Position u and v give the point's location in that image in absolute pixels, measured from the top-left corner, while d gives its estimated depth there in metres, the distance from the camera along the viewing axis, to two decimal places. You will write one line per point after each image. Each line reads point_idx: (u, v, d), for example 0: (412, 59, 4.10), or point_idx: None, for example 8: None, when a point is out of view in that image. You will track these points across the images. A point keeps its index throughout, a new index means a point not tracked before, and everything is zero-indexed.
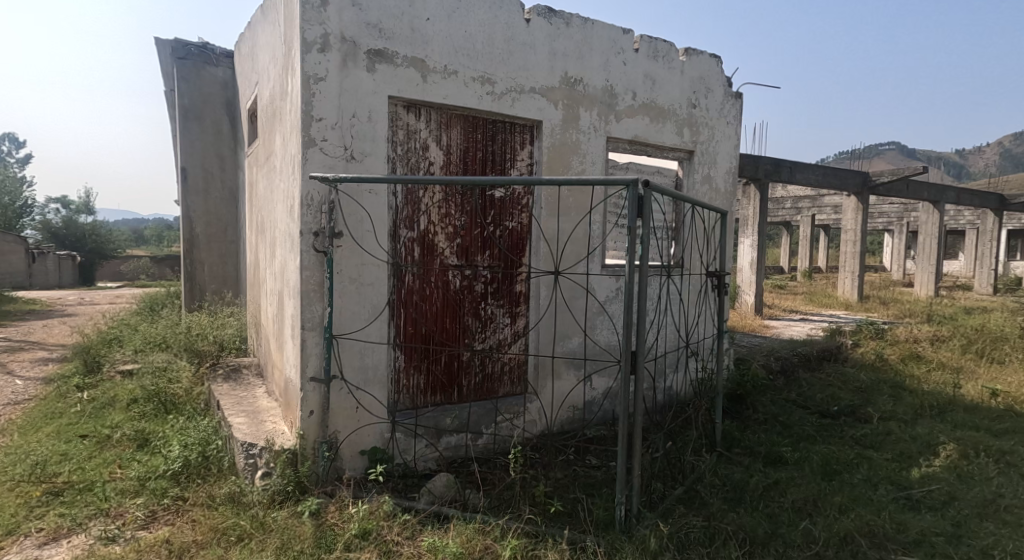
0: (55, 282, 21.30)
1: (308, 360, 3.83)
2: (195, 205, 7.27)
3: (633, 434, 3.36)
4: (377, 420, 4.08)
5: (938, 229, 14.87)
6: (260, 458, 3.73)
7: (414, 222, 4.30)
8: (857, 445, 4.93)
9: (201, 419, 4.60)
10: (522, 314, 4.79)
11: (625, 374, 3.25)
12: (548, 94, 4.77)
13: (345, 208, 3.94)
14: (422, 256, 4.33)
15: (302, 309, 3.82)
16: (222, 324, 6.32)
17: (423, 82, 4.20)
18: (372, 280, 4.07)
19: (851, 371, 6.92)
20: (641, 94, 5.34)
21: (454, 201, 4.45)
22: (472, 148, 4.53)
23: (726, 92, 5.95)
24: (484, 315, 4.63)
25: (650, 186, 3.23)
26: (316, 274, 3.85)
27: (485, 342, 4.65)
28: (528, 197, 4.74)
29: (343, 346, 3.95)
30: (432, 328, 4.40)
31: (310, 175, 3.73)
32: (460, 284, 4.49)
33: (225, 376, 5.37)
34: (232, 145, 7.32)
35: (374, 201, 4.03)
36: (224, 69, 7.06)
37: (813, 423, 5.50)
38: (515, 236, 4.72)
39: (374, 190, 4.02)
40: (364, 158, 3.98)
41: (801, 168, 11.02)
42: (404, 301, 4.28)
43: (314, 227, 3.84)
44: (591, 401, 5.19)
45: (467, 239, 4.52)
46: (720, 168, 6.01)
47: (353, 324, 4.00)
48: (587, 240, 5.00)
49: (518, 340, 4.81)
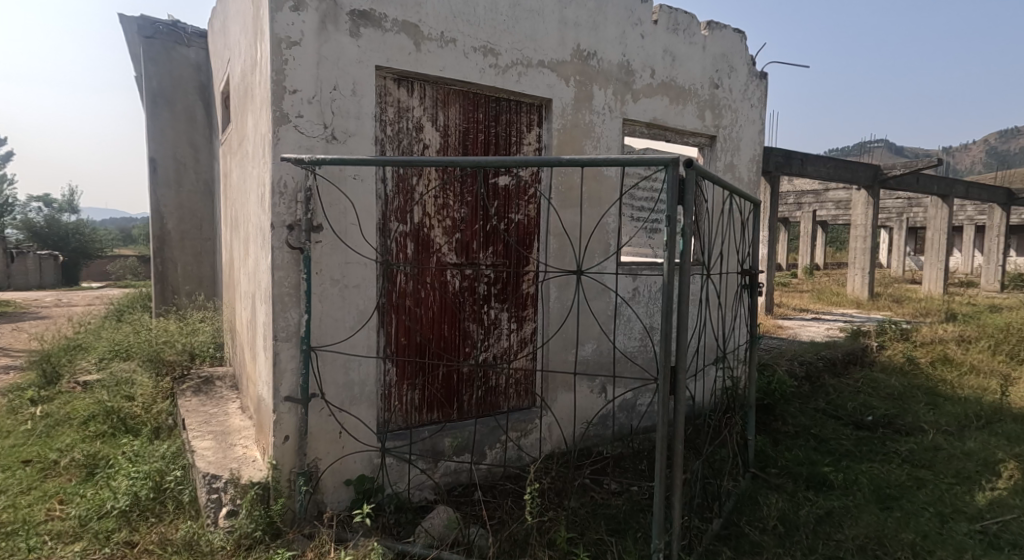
0: (37, 282, 20.55)
1: (282, 377, 3.23)
2: (165, 198, 6.64)
3: (674, 467, 2.80)
4: (365, 445, 3.50)
5: (947, 224, 14.41)
6: (225, 494, 3.15)
7: (408, 215, 3.79)
8: (905, 462, 4.40)
9: (162, 442, 4.01)
10: (529, 318, 4.34)
11: (664, 396, 2.69)
12: (558, 69, 4.20)
13: (325, 196, 3.33)
14: (417, 254, 3.84)
15: (275, 317, 3.22)
16: (195, 330, 5.70)
17: (416, 51, 3.61)
18: (359, 281, 3.48)
19: (881, 377, 6.40)
20: (659, 71, 4.78)
21: (452, 192, 3.94)
22: (473, 130, 3.96)
23: (750, 71, 5.40)
24: (486, 320, 4.16)
25: (693, 165, 2.67)
26: (291, 275, 3.25)
27: (488, 350, 4.18)
28: (535, 186, 4.27)
29: (324, 359, 3.36)
30: (429, 335, 3.91)
31: (282, 157, 3.13)
32: (460, 285, 4.00)
33: (195, 391, 4.78)
34: (207, 133, 6.70)
35: (360, 189, 3.43)
36: (197, 50, 6.44)
37: (851, 438, 4.98)
38: (522, 229, 4.24)
39: (360, 175, 3.42)
40: (348, 138, 3.38)
41: (813, 160, 10.51)
42: (397, 305, 3.79)
43: (289, 220, 3.24)
44: (604, 415, 4.69)
45: (467, 234, 4.02)
46: (743, 156, 5.47)
47: (338, 333, 3.42)
48: (603, 235, 4.56)
49: (525, 347, 4.35)
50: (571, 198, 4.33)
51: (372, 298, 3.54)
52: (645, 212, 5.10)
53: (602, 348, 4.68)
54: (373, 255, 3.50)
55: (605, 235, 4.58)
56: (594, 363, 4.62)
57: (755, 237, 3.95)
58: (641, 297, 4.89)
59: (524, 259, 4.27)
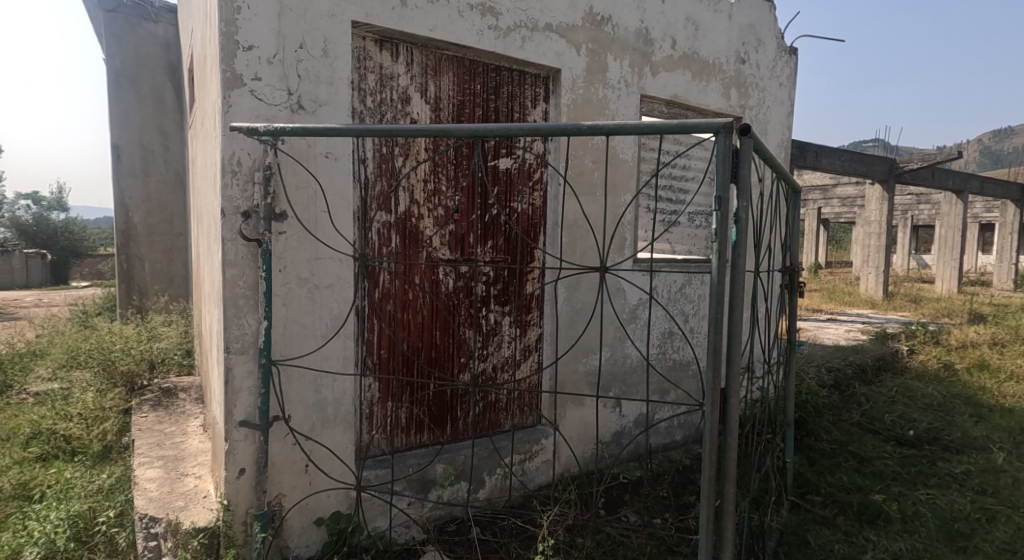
0: (24, 281, 19.88)
1: (235, 398, 2.63)
2: (131, 189, 6.03)
3: (722, 514, 2.25)
4: (339, 476, 2.92)
5: (962, 220, 13.85)
6: (164, 541, 2.57)
7: (392, 203, 3.25)
8: (963, 487, 3.89)
9: (106, 467, 3.43)
10: (533, 323, 3.84)
11: (712, 429, 2.13)
12: (568, 34, 3.63)
13: (289, 178, 2.73)
14: (404, 249, 3.30)
15: (227, 325, 2.61)
16: (160, 334, 5.09)
17: (401, 6, 3.03)
18: (333, 280, 2.89)
19: (916, 385, 5.86)
20: (681, 42, 4.21)
21: (444, 176, 3.41)
22: (470, 104, 3.39)
23: (779, 46, 4.82)
24: (485, 325, 3.66)
25: (750, 134, 2.10)
26: (247, 273, 2.65)
27: (486, 360, 3.68)
28: (541, 171, 3.77)
29: (289, 376, 2.78)
30: (418, 343, 3.41)
31: (231, 127, 2.52)
32: (454, 285, 3.49)
33: (153, 406, 4.20)
34: (177, 118, 6.10)
35: (333, 170, 2.84)
36: (166, 26, 5.83)
37: (895, 457, 4.44)
38: (526, 220, 3.74)
39: (333, 153, 2.83)
40: (319, 108, 2.80)
41: (828, 152, 9.91)
42: (380, 310, 3.27)
43: (245, 205, 2.62)
44: (620, 432, 4.23)
45: (462, 226, 3.50)
46: (771, 140, 4.91)
47: (306, 345, 2.83)
48: (617, 228, 4.04)
49: (529, 357, 3.86)
50: (581, 186, 3.83)
51: (349, 301, 2.97)
52: (664, 204, 4.55)
53: (614, 357, 4.16)
54: (349, 250, 2.93)
55: (617, 229, 4.05)
56: (605, 376, 4.13)
57: (796, 227, 3.40)
58: (657, 300, 4.37)
59: (527, 256, 3.77)
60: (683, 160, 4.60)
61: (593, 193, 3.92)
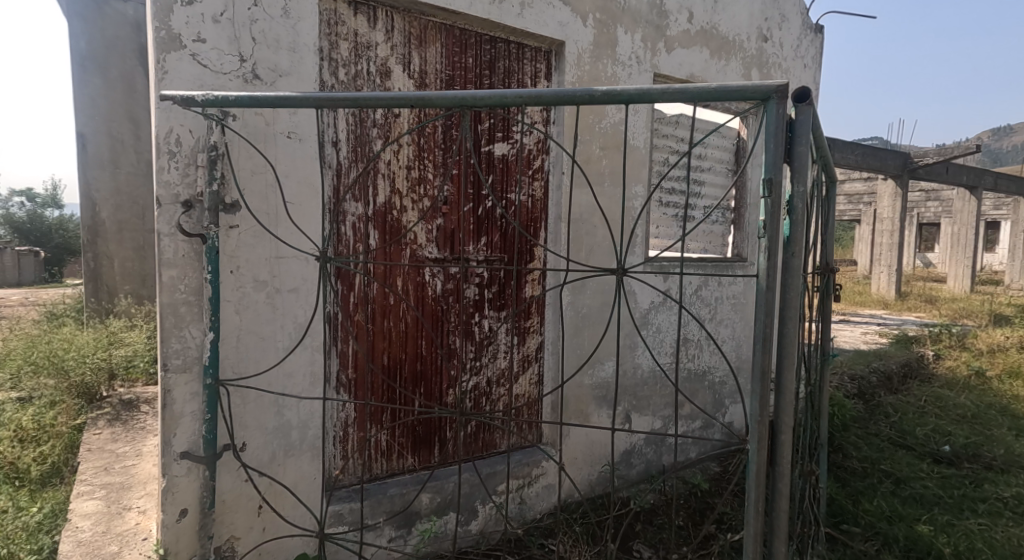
0: (20, 280, 19.41)
1: (174, 425, 2.17)
2: (98, 182, 5.59)
3: None
4: (306, 512, 2.48)
5: (976, 217, 13.40)
6: None
7: (370, 194, 2.82)
8: (1017, 516, 3.49)
9: (41, 497, 2.98)
10: (532, 330, 3.43)
11: (757, 474, 1.70)
12: (573, 2, 3.18)
13: (241, 162, 2.28)
14: (383, 247, 2.88)
15: (164, 338, 2.15)
16: (126, 340, 4.66)
17: None
18: (297, 283, 2.44)
19: (947, 394, 5.43)
20: (698, 15, 3.77)
21: (431, 163, 2.98)
22: (460, 79, 2.95)
23: (804, 23, 4.38)
24: (477, 333, 3.25)
25: (808, 100, 1.67)
26: (190, 274, 2.18)
27: (479, 373, 3.27)
28: (541, 159, 3.35)
29: (244, 398, 2.34)
30: (400, 355, 2.99)
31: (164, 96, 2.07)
32: (442, 288, 3.07)
33: (108, 422, 3.76)
34: (149, 105, 5.64)
35: (298, 153, 2.40)
36: (137, 6, 5.38)
37: (934, 477, 4.01)
38: (525, 213, 3.32)
39: (296, 133, 2.39)
40: (279, 79, 2.35)
41: (842, 145, 9.45)
42: (356, 317, 2.86)
43: (186, 193, 2.15)
44: (630, 451, 3.83)
45: (451, 221, 3.07)
46: None
47: (263, 360, 2.38)
48: (625, 223, 3.60)
49: (528, 368, 3.45)
50: (586, 175, 3.40)
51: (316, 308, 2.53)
52: (677, 197, 4.11)
53: (623, 367, 3.74)
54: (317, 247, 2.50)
55: (627, 224, 3.61)
56: (612, 388, 3.71)
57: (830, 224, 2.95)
58: (670, 303, 3.93)
59: (526, 255, 3.35)
60: (699, 149, 4.15)
61: (600, 184, 3.48)
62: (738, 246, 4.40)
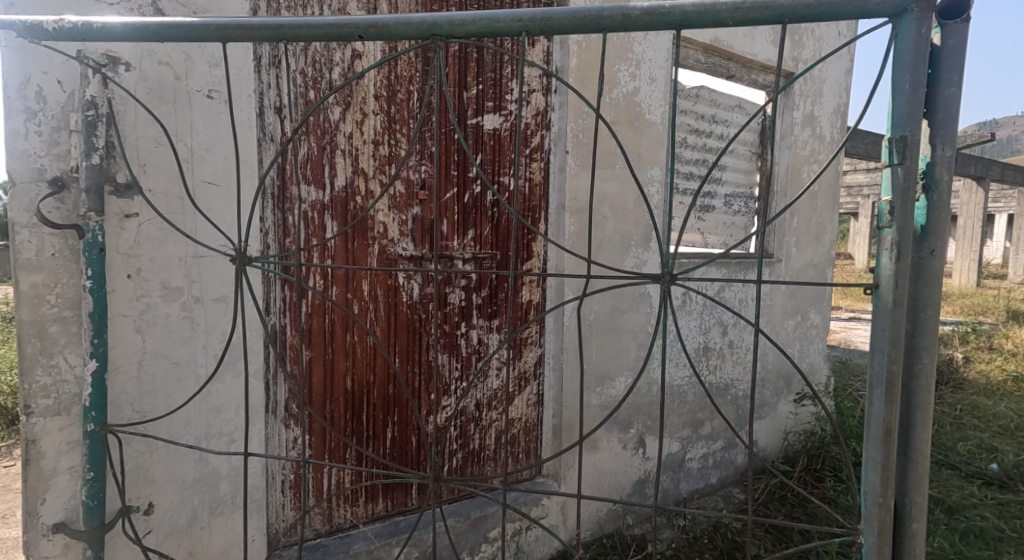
0: None
1: (45, 488, 1.60)
2: None
3: None
4: None
5: (983, 209, 12.93)
6: None
7: (326, 176, 2.23)
8: None
9: None
10: (529, 341, 2.90)
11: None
12: None
13: (137, 127, 1.69)
14: (344, 242, 2.30)
15: (28, 370, 1.56)
16: None
17: None
18: (223, 291, 1.87)
19: (985, 403, 4.92)
20: None
21: (404, 137, 2.39)
22: None
23: None
24: (464, 348, 2.68)
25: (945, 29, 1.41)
26: (62, 281, 1.59)
27: (467, 395, 2.71)
28: (541, 135, 2.78)
29: (150, 445, 1.77)
30: (368, 377, 2.42)
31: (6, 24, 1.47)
32: (420, 292, 2.50)
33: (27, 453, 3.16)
34: None
35: (218, 117, 1.81)
36: None
37: (989, 504, 3.49)
38: (520, 201, 2.74)
39: (217, 91, 1.81)
40: (192, 17, 1.85)
41: None
42: (310, 331, 2.28)
43: (54, 169, 1.57)
44: (643, 481, 3.31)
45: (431, 210, 2.50)
46: (827, 104, 3.88)
47: (179, 392, 1.81)
48: (640, 215, 3.04)
49: (524, 386, 2.91)
50: (593, 155, 2.83)
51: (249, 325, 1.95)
52: (695, 183, 3.53)
53: (637, 383, 3.21)
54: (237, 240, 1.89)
55: (640, 215, 3.05)
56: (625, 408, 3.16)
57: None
58: (689, 306, 3.42)
59: (522, 252, 2.79)
60: (721, 129, 3.59)
61: (610, 166, 2.92)
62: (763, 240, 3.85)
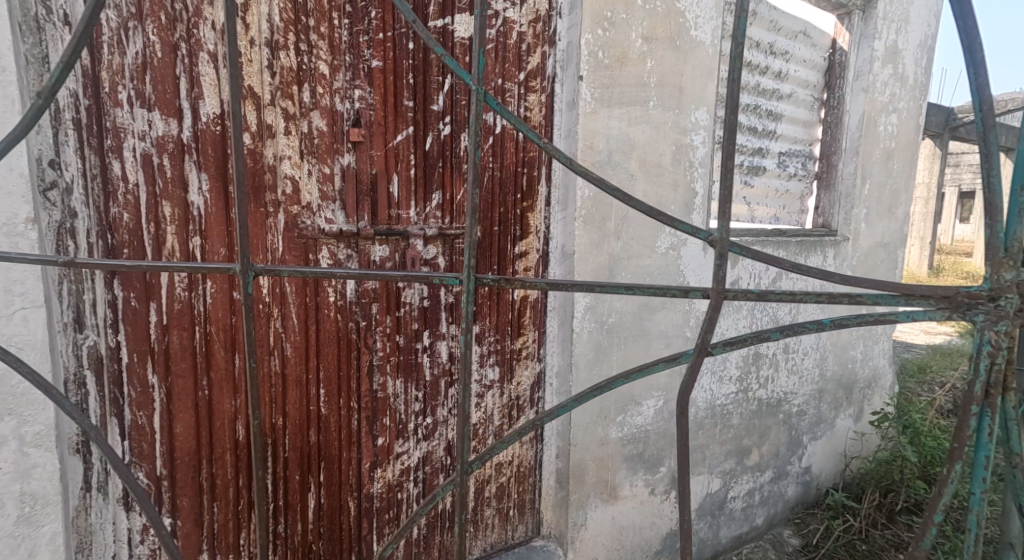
0: None
1: None
2: None
3: None
4: None
5: None
6: None
7: (185, 99, 1.33)
8: None
9: None
10: (525, 354, 2.04)
11: None
12: None
13: None
14: (225, 211, 1.39)
15: None
16: None
17: None
18: None
19: None
20: None
21: (325, 44, 1.51)
22: None
23: None
24: (429, 370, 1.81)
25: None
26: None
27: (433, 437, 1.85)
28: (544, 52, 1.88)
29: None
30: None
31: None
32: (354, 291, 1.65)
33: None
34: None
35: None
36: None
37: None
38: (511, 152, 1.88)
39: None
40: None
41: None
42: (168, 353, 1.40)
43: None
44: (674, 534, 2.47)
45: (370, 161, 1.61)
46: (914, 34, 2.97)
47: None
48: (677, 175, 2.16)
49: (517, 418, 2.06)
50: (617, 82, 1.94)
51: None
52: (743, 136, 2.64)
53: (669, 406, 2.36)
54: None
55: (679, 175, 2.17)
56: (652, 442, 2.31)
57: None
58: (738, 302, 2.55)
59: (514, 229, 1.91)
60: (778, 63, 2.69)
61: (642, 102, 2.02)
62: (827, 212, 2.97)
